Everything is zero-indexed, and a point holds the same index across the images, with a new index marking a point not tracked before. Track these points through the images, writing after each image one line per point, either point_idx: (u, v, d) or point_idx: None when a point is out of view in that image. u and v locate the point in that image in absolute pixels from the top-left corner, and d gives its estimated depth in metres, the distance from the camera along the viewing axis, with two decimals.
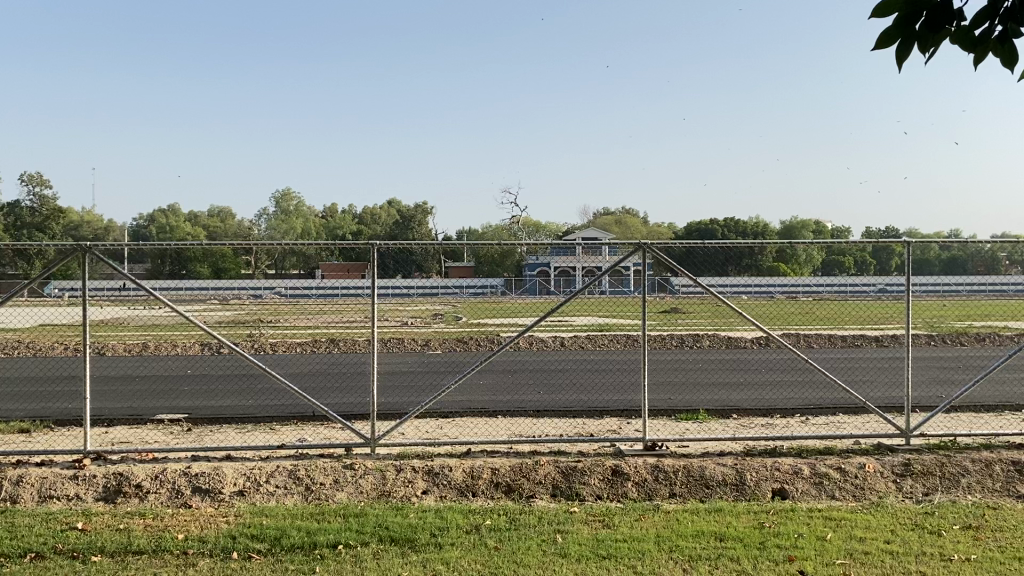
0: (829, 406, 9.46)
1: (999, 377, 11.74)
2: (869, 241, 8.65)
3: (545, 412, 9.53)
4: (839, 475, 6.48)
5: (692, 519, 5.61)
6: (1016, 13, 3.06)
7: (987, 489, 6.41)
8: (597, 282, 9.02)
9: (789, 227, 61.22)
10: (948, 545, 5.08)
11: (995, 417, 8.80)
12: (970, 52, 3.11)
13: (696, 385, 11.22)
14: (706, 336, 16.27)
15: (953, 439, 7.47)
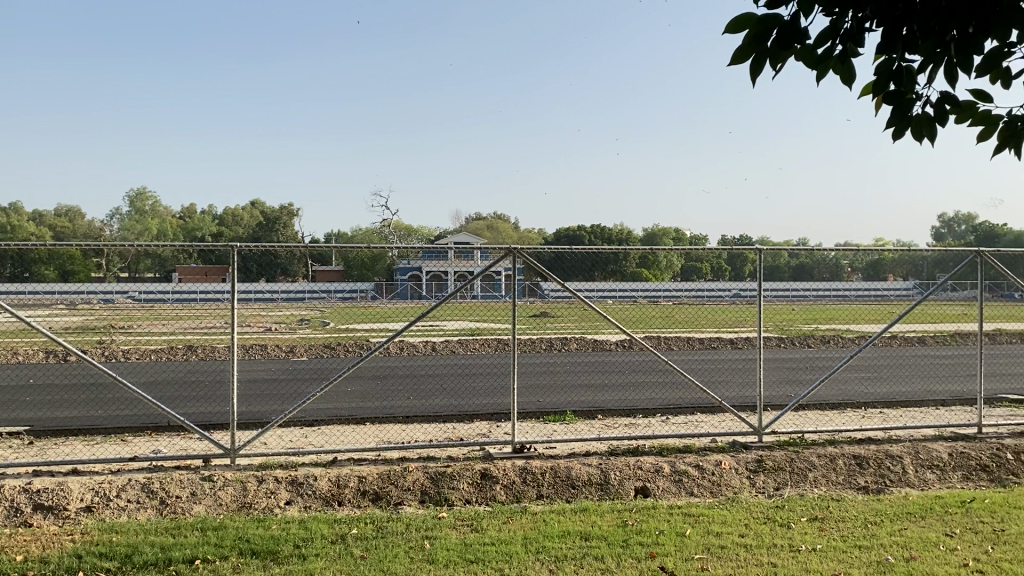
0: (688, 406, 9.83)
1: (841, 377, 12.53)
2: (725, 249, 9.00)
3: (414, 417, 9.46)
4: (697, 472, 6.72)
5: (558, 520, 5.69)
6: (855, 35, 3.26)
7: (831, 482, 6.81)
8: (467, 286, 8.98)
9: (652, 234, 63.22)
10: (795, 536, 5.36)
11: (837, 414, 9.39)
12: (814, 69, 3.30)
13: (563, 388, 11.42)
14: (574, 340, 16.60)
15: (802, 435, 7.90)
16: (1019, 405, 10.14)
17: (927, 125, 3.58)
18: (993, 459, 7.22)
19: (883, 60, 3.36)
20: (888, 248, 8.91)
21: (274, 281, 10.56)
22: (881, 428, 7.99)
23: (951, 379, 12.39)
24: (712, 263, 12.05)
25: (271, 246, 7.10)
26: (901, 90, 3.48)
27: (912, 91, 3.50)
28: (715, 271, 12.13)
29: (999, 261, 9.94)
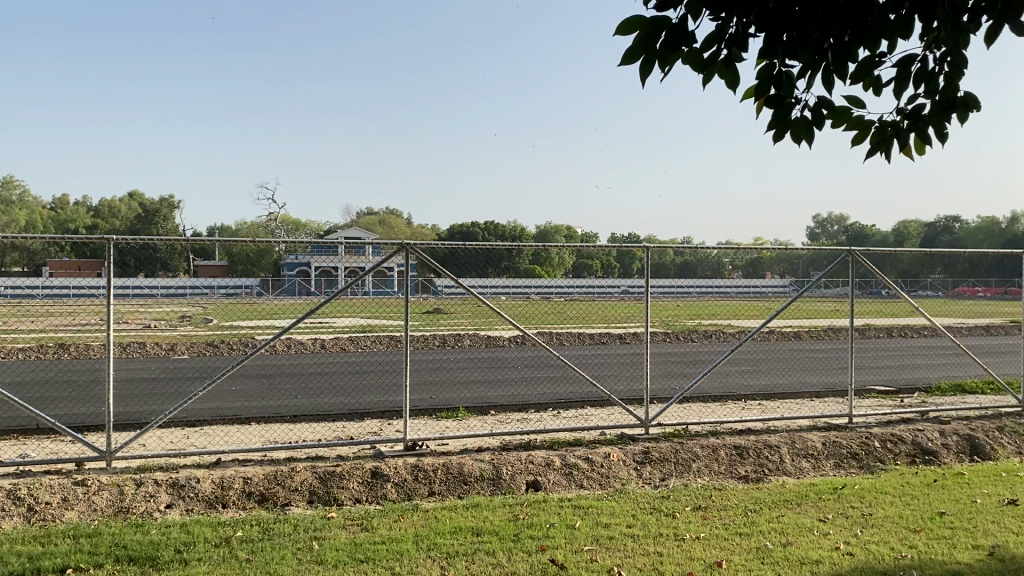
0: (579, 400, 9.98)
1: (723, 370, 13.00)
2: (614, 247, 9.18)
3: (302, 417, 9.25)
4: (587, 465, 6.83)
5: (449, 516, 5.68)
6: (739, 39, 3.37)
7: (714, 472, 7.05)
8: (358, 282, 8.83)
9: (544, 232, 63.89)
10: (680, 525, 5.53)
11: (719, 406, 9.72)
12: (701, 72, 3.39)
13: (455, 384, 11.41)
14: (467, 336, 16.60)
15: (686, 427, 8.14)
16: (885, 396, 10.76)
17: (805, 129, 3.75)
18: (862, 447, 7.64)
19: (765, 65, 3.49)
20: (767, 247, 9.27)
21: (152, 276, 10.07)
22: (760, 419, 8.33)
23: (824, 372, 13.04)
24: (602, 261, 12.25)
25: (150, 239, 6.72)
26: (782, 94, 3.63)
27: (792, 96, 3.65)
28: (606, 268, 12.35)
29: (868, 261, 10.49)
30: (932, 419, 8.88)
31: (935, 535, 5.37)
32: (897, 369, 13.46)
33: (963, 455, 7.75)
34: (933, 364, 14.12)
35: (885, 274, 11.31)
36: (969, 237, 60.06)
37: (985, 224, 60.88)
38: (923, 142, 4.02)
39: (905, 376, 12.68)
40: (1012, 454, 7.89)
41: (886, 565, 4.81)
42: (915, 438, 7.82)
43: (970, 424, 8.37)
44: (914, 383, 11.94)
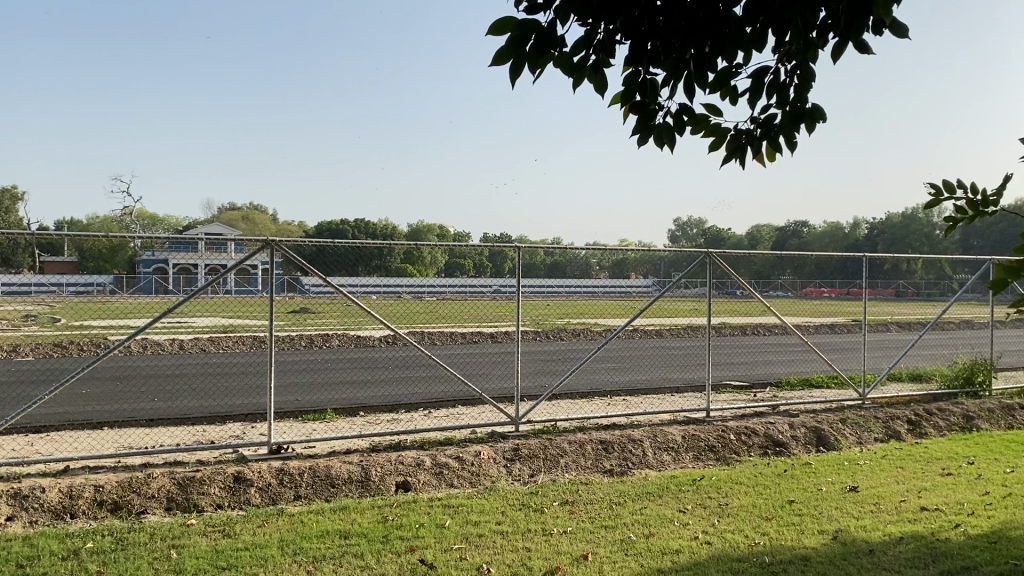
0: (449, 400, 9.97)
1: (590, 368, 13.32)
2: (485, 246, 9.18)
3: (159, 421, 8.84)
4: (457, 464, 6.84)
5: (316, 520, 5.56)
6: (607, 46, 3.44)
7: (580, 467, 7.20)
8: (220, 279, 8.46)
9: (415, 231, 63.53)
10: (548, 521, 5.62)
11: (587, 403, 9.94)
12: (570, 76, 3.44)
13: (323, 385, 11.18)
14: (335, 335, 16.29)
15: (554, 424, 8.28)
16: (740, 390, 11.29)
17: (668, 135, 3.87)
18: (719, 439, 7.99)
19: (631, 72, 3.59)
20: (632, 249, 9.52)
21: None
22: (624, 415, 8.57)
23: (684, 368, 13.57)
24: (473, 260, 12.27)
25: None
26: (646, 101, 3.74)
27: (656, 103, 3.77)
28: (477, 268, 12.37)
29: (725, 263, 10.98)
30: (782, 412, 9.40)
31: (785, 522, 5.68)
32: (751, 365, 14.14)
33: (810, 446, 8.24)
34: (784, 360, 14.93)
35: (739, 276, 11.89)
36: (816, 240, 63.93)
37: (830, 229, 64.93)
38: (774, 149, 4.24)
39: (757, 372, 13.36)
40: (853, 443, 8.46)
41: (740, 552, 5.06)
42: (767, 431, 8.25)
43: (816, 417, 8.91)
44: (766, 379, 12.60)
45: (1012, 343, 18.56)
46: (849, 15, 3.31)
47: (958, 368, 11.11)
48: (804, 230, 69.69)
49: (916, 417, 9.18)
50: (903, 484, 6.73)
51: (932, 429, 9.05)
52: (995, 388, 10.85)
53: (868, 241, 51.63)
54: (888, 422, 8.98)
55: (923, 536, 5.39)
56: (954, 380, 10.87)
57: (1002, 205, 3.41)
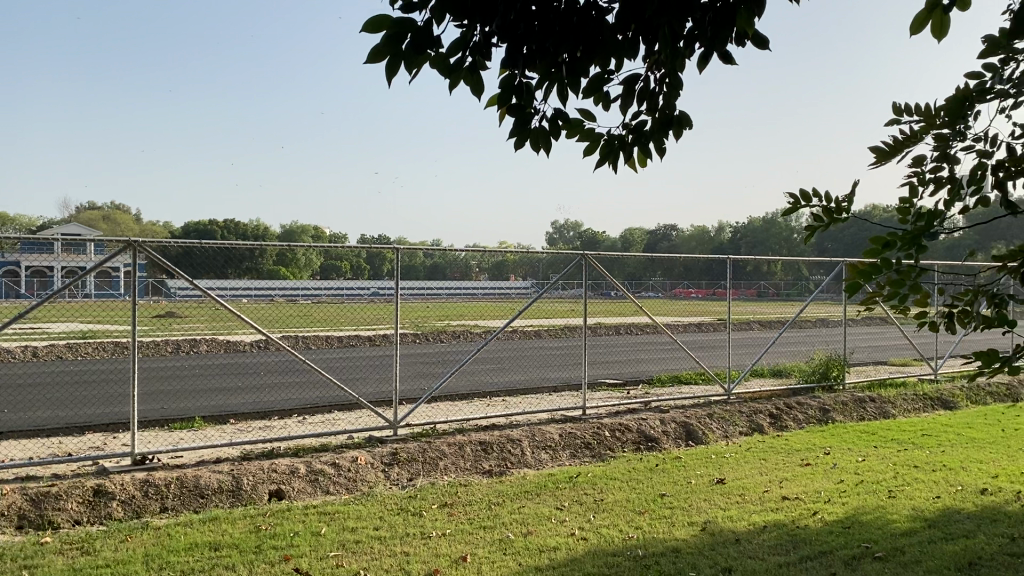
0: (324, 405, 9.77)
1: (468, 369, 13.34)
2: (362, 247, 9.04)
3: (9, 434, 8.26)
4: (333, 470, 6.71)
5: (183, 532, 5.34)
6: (483, 48, 3.38)
7: (459, 468, 7.20)
8: (78, 281, 7.97)
9: (289, 232, 62.01)
10: (427, 524, 5.59)
11: (466, 404, 9.96)
12: (445, 77, 3.36)
13: (192, 392, 10.75)
14: (203, 339, 15.66)
15: (433, 426, 8.25)
16: (615, 388, 11.58)
17: (543, 138, 3.88)
18: (594, 437, 8.16)
19: (507, 76, 3.56)
20: (511, 249, 9.60)
21: None
22: (502, 416, 8.63)
23: (561, 368, 13.80)
24: (350, 262, 12.03)
25: None
26: (522, 105, 3.73)
27: (532, 108, 3.77)
28: (354, 271, 12.16)
29: (599, 265, 11.22)
30: (654, 409, 9.70)
31: (657, 515, 5.86)
32: (625, 364, 14.51)
33: (680, 440, 8.53)
34: (656, 359, 15.41)
35: (613, 277, 12.18)
36: (685, 243, 66.31)
37: (699, 233, 67.52)
38: (645, 154, 4.33)
39: (631, 370, 13.73)
40: (720, 437, 8.81)
41: (615, 546, 5.18)
42: (640, 427, 8.49)
43: (686, 412, 9.23)
44: (638, 377, 12.96)
45: (862, 339, 19.80)
46: (714, 26, 3.45)
47: (814, 364, 11.77)
48: (674, 233, 72.12)
49: (778, 411, 9.66)
50: (767, 474, 7.07)
51: (792, 422, 9.54)
52: (848, 382, 11.54)
53: (733, 244, 53.87)
54: (751, 416, 9.40)
55: (784, 524, 5.67)
56: (811, 375, 11.50)
57: (853, 211, 3.63)
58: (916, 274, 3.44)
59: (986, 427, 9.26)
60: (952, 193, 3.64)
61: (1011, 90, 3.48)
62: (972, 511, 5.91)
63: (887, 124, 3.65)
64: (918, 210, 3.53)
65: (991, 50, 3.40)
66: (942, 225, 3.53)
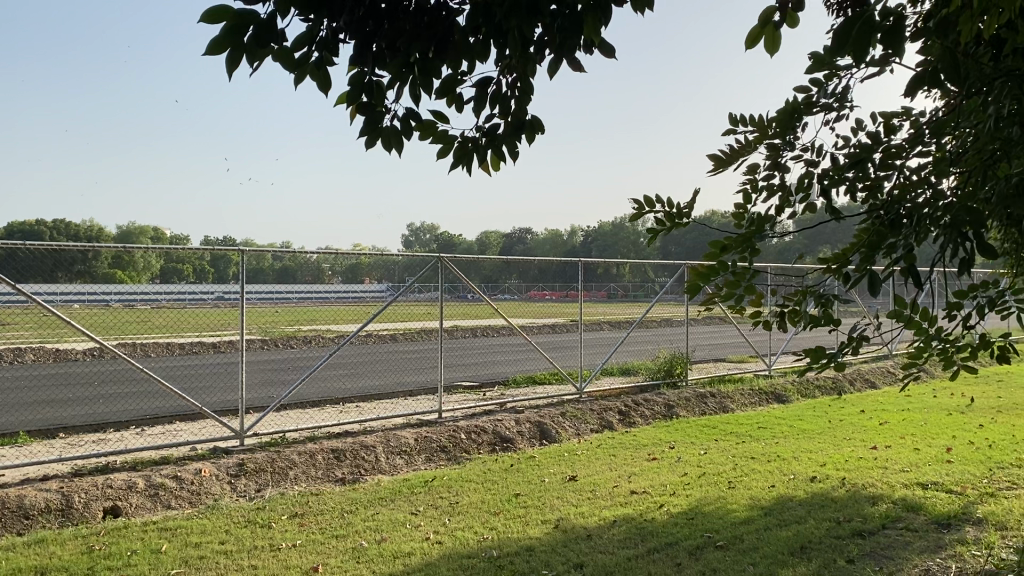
0: (166, 416, 9.29)
1: (320, 376, 13.05)
2: (205, 249, 8.62)
3: None
4: (174, 484, 6.39)
5: (6, 557, 4.93)
6: (330, 43, 3.22)
7: (310, 478, 7.01)
8: None
9: (127, 235, 58.74)
10: (276, 535, 5.42)
11: (317, 411, 9.73)
12: (291, 72, 3.20)
13: (16, 406, 9.96)
14: (29, 348, 14.55)
15: (282, 435, 8.00)
16: (470, 391, 11.62)
17: (397, 139, 3.63)
18: (450, 440, 8.15)
19: (356, 73, 3.36)
20: (365, 252, 9.44)
21: None
22: (355, 422, 8.48)
23: (415, 372, 13.71)
24: (193, 265, 11.45)
25: None
26: (373, 104, 3.50)
27: (383, 106, 3.55)
28: (198, 274, 11.58)
29: (455, 267, 11.18)
30: (508, 410, 9.80)
31: (511, 515, 5.92)
32: (479, 366, 14.61)
33: (534, 440, 8.65)
34: (510, 360, 15.59)
35: (468, 280, 12.21)
36: (538, 247, 67.57)
37: (551, 237, 68.97)
38: (499, 159, 4.15)
39: (486, 372, 13.81)
40: (572, 435, 9.00)
41: (470, 548, 5.19)
42: (495, 428, 8.55)
43: (540, 412, 9.38)
44: (494, 378, 13.06)
45: (704, 338, 20.78)
46: (563, 33, 3.48)
47: (659, 362, 12.25)
48: (528, 237, 73.28)
49: (626, 408, 9.97)
50: (616, 470, 7.28)
51: (640, 418, 9.87)
52: (691, 379, 12.08)
53: (584, 248, 55.23)
54: (602, 414, 9.66)
55: (633, 518, 5.85)
56: (657, 372, 11.96)
57: (693, 216, 3.80)
58: (750, 276, 3.63)
59: (814, 419, 9.91)
60: (782, 200, 3.88)
61: (833, 104, 3.74)
62: (803, 498, 6.31)
63: (724, 134, 3.84)
64: (751, 215, 3.74)
65: (815, 66, 3.65)
66: (773, 229, 3.75)
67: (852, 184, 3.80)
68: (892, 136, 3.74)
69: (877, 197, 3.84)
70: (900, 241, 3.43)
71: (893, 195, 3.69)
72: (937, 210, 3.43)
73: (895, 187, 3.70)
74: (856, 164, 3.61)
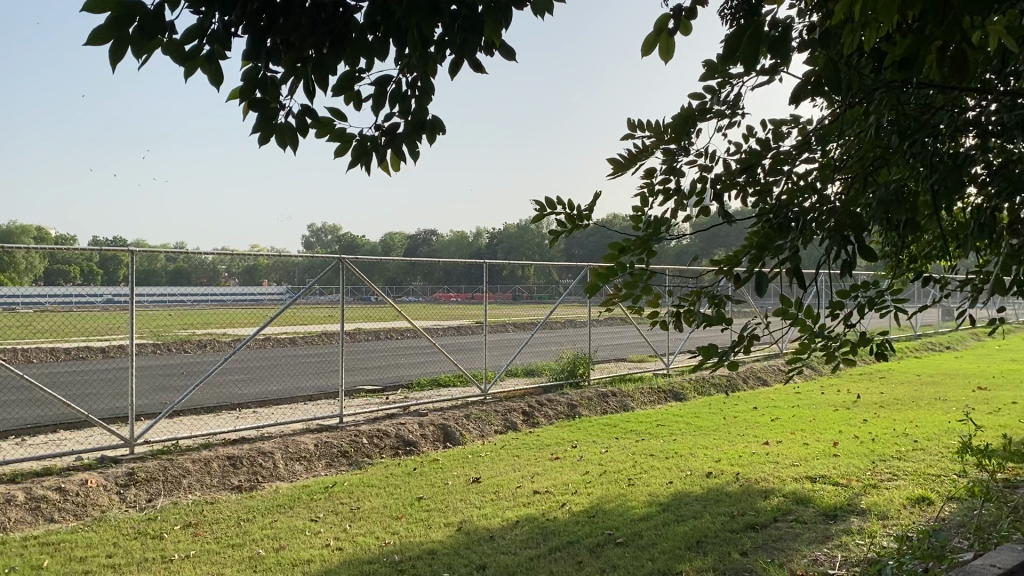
0: (49, 424, 8.85)
1: (215, 381, 12.67)
2: (93, 250, 8.24)
3: None
4: (58, 496, 6.09)
5: None
6: (222, 36, 3.12)
7: (205, 486, 6.80)
8: None
9: (8, 235, 55.72)
10: (168, 546, 5.22)
11: (212, 417, 9.44)
12: (181, 65, 3.09)
13: None
14: None
15: (175, 442, 7.72)
16: (373, 395, 11.50)
17: (292, 136, 3.54)
18: (351, 445, 8.03)
19: (249, 69, 3.26)
20: (263, 253, 9.18)
21: None
22: (252, 428, 8.26)
23: (316, 376, 13.48)
24: (81, 266, 10.93)
25: None
26: (267, 99, 3.40)
27: (278, 102, 3.45)
28: (86, 276, 11.07)
29: (357, 269, 11.01)
30: (411, 413, 9.74)
31: (414, 519, 5.87)
32: (382, 369, 14.47)
33: (437, 443, 8.61)
34: (414, 363, 15.49)
35: (370, 281, 12.04)
36: (443, 248, 67.38)
37: (457, 239, 68.95)
38: (400, 158, 4.09)
39: (389, 376, 13.67)
40: (476, 437, 9.00)
41: (371, 553, 5.13)
42: (398, 431, 8.48)
43: (443, 414, 9.34)
44: (397, 381, 12.95)
45: (605, 338, 21.14)
46: (463, 34, 3.45)
47: (562, 362, 12.39)
48: (433, 238, 73.04)
49: (530, 409, 10.04)
50: (519, 471, 7.33)
51: (543, 418, 9.96)
52: (593, 379, 12.26)
53: (489, 250, 55.36)
54: (506, 415, 9.70)
55: (535, 518, 5.89)
56: (561, 373, 12.09)
57: (593, 218, 3.84)
58: (647, 277, 3.70)
59: (710, 416, 10.20)
60: (677, 204, 3.97)
61: (726, 111, 3.86)
62: (699, 493, 6.48)
63: (622, 138, 3.91)
64: (647, 218, 3.82)
65: (709, 73, 3.75)
66: (668, 232, 3.84)
67: (743, 189, 3.91)
68: (781, 142, 3.87)
69: (767, 201, 3.98)
70: (787, 244, 3.55)
71: (782, 199, 3.83)
72: (821, 213, 3.58)
73: (785, 192, 3.84)
74: (747, 169, 3.73)
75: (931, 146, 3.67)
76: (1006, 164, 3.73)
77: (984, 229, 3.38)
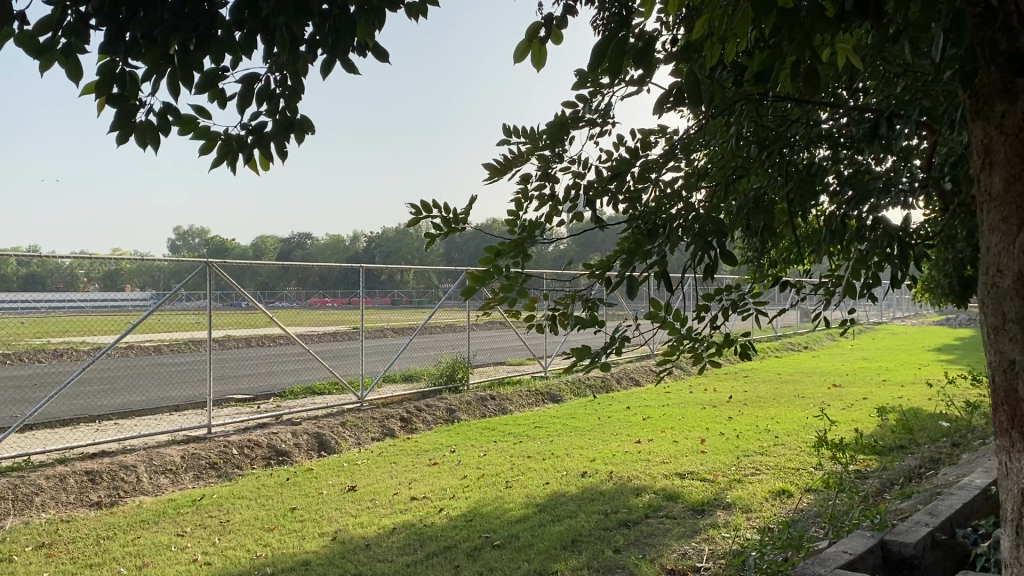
0: None
1: (72, 392, 11.99)
2: None
3: None
4: None
5: None
6: (78, 29, 2.95)
7: (60, 504, 6.42)
8: None
9: None
10: (18, 570, 4.89)
11: (68, 431, 8.92)
12: (33, 58, 2.90)
13: None
14: None
15: (26, 458, 7.25)
16: (244, 404, 11.14)
17: (154, 134, 3.38)
18: (220, 456, 7.76)
19: (108, 63, 3.09)
20: (124, 257, 8.76)
21: None
22: (113, 441, 7.86)
23: (183, 385, 12.95)
24: None
25: None
26: (126, 96, 3.23)
27: (136, 98, 3.28)
28: None
29: (227, 273, 10.64)
30: (284, 422, 9.49)
31: (287, 530, 5.73)
32: (253, 377, 14.05)
33: (311, 452, 8.43)
34: (288, 370, 15.12)
35: (241, 286, 11.68)
36: (320, 252, 66.00)
37: (334, 243, 67.79)
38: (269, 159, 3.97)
39: (260, 384, 13.29)
40: (352, 445, 8.86)
41: (242, 567, 4.97)
42: (270, 441, 8.25)
43: (318, 423, 9.16)
44: (269, 390, 12.61)
45: (484, 343, 21.24)
46: (335, 33, 3.41)
47: (440, 367, 12.36)
48: (309, 241, 71.52)
49: (407, 415, 9.96)
50: (397, 477, 7.27)
51: (420, 424, 9.91)
52: (471, 383, 12.29)
53: (367, 254, 54.62)
54: (383, 422, 9.60)
55: (412, 524, 5.86)
56: (439, 378, 12.07)
57: (469, 222, 3.84)
58: (523, 281, 3.71)
59: (585, 417, 10.41)
60: (552, 210, 4.03)
61: (598, 120, 3.95)
62: (574, 493, 6.60)
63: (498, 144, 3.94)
64: (523, 222, 3.85)
65: (580, 82, 3.83)
66: (544, 237, 3.88)
67: (614, 196, 4.01)
68: (650, 151, 3.99)
69: (637, 207, 4.10)
70: (655, 249, 3.66)
71: (651, 206, 3.95)
72: (685, 220, 3.73)
73: (652, 199, 3.96)
74: (617, 176, 3.83)
75: (786, 157, 3.86)
76: (854, 175, 3.98)
77: (835, 235, 3.58)
